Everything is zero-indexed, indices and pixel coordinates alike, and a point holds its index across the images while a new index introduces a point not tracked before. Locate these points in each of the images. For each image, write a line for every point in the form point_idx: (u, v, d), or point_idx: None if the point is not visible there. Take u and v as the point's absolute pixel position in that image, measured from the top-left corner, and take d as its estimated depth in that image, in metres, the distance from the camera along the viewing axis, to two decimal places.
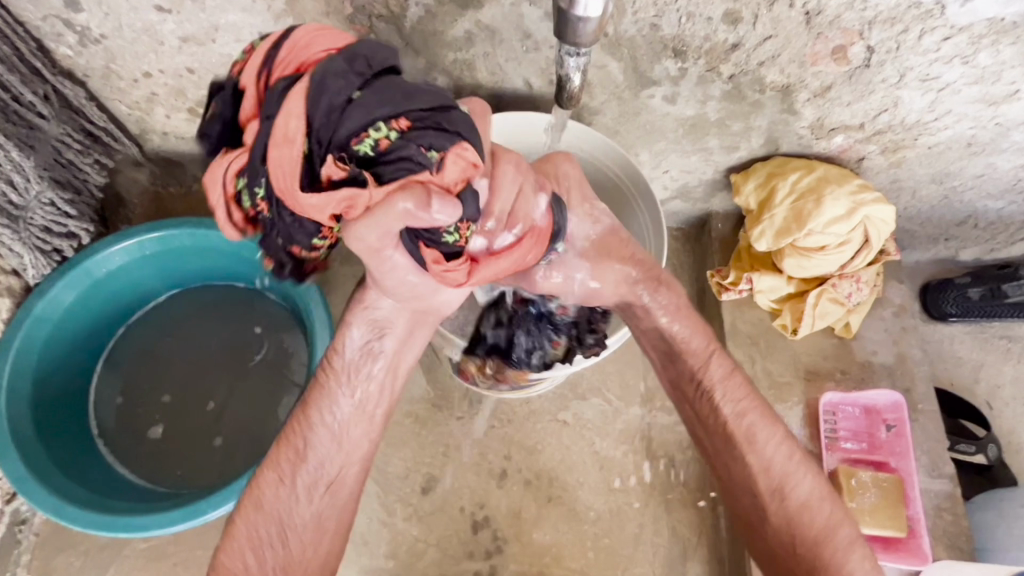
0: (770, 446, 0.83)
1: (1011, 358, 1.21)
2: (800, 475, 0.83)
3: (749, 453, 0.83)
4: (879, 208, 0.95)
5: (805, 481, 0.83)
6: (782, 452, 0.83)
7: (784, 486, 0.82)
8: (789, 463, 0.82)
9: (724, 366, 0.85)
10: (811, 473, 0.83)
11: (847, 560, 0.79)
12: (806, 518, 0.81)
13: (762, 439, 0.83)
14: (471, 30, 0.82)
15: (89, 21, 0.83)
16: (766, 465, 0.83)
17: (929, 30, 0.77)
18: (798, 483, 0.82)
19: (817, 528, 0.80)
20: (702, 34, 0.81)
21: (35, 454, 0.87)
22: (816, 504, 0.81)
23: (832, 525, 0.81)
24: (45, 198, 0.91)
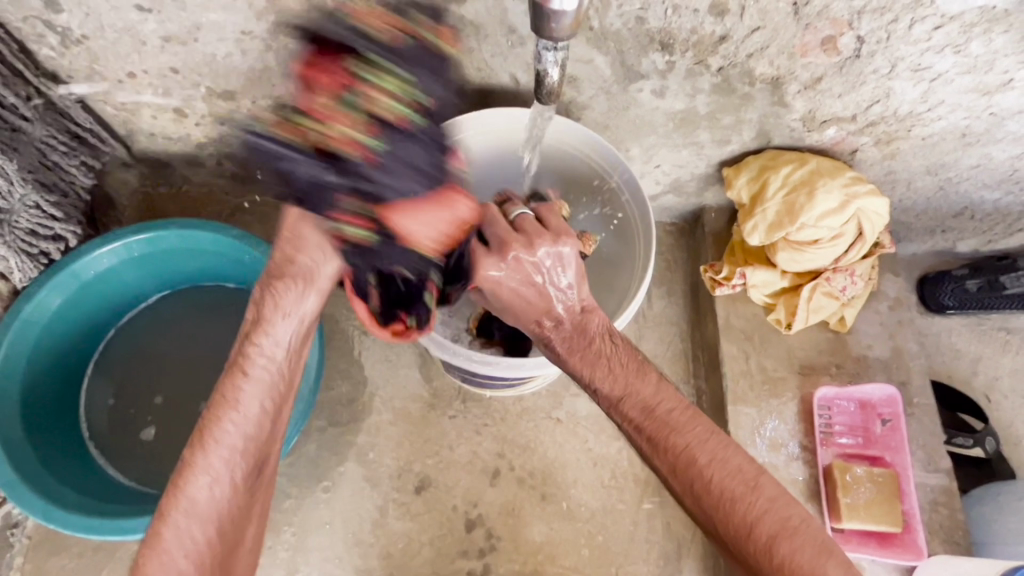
0: (679, 441, 0.72)
1: (1009, 350, 1.19)
2: (709, 466, 0.69)
3: (661, 451, 0.73)
4: (872, 201, 0.94)
5: (720, 469, 0.69)
6: (698, 438, 0.72)
7: (695, 485, 0.70)
8: (694, 460, 0.70)
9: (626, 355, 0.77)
10: (717, 461, 0.70)
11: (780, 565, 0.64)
12: (733, 509, 0.68)
13: (671, 432, 0.72)
14: (455, 26, 0.81)
15: (70, 22, 0.83)
16: (676, 464, 0.71)
17: (919, 19, 0.76)
18: (711, 472, 0.69)
19: (739, 523, 0.67)
20: (689, 27, 0.80)
21: (25, 458, 0.87)
22: (731, 498, 0.68)
23: (752, 522, 0.67)
24: (30, 200, 0.90)
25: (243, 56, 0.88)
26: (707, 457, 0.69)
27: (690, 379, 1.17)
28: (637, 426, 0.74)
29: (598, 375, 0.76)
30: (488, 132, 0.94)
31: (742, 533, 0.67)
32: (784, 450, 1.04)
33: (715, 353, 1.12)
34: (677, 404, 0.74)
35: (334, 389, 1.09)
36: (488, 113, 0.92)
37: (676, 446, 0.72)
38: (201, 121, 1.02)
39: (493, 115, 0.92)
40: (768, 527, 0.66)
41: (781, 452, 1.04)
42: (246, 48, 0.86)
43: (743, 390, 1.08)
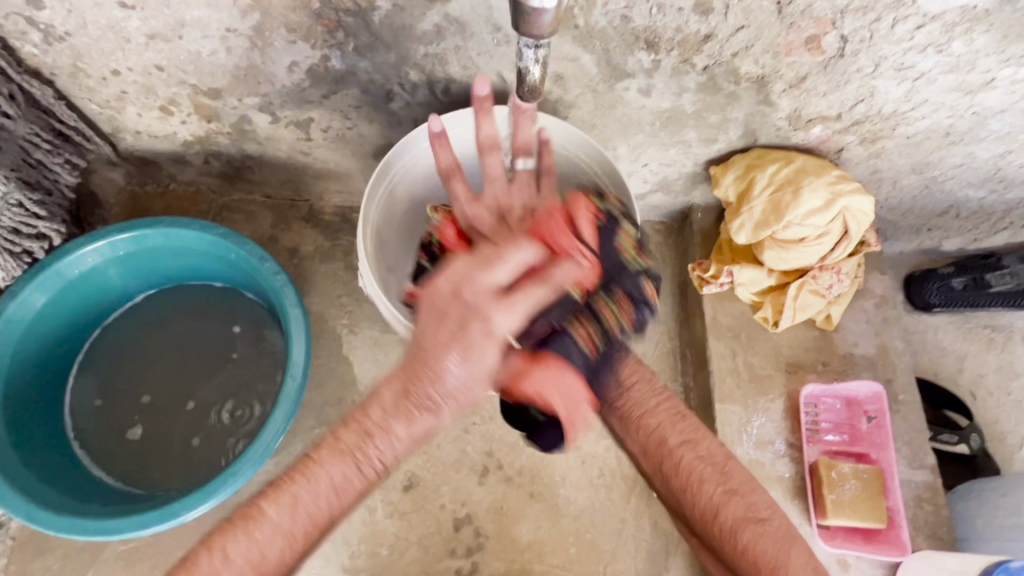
0: (653, 425, 0.82)
1: (994, 347, 1.21)
2: (678, 448, 0.79)
3: (637, 437, 0.82)
4: (857, 199, 0.95)
5: (687, 456, 0.79)
6: (670, 420, 0.81)
7: (666, 464, 0.80)
8: (667, 443, 0.80)
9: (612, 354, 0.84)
10: (687, 445, 0.79)
11: (735, 542, 0.72)
12: (698, 492, 0.77)
13: (648, 421, 0.82)
14: (441, 23, 0.81)
15: (52, 18, 0.82)
16: (650, 446, 0.81)
17: (902, 18, 0.76)
18: (682, 456, 0.79)
19: (703, 503, 0.76)
20: (674, 25, 0.80)
21: (9, 458, 0.86)
22: (697, 478, 0.77)
23: (718, 503, 0.75)
24: (12, 199, 0.90)
25: (228, 54, 0.87)
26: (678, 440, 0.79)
27: (678, 377, 1.18)
28: (613, 408, 0.85)
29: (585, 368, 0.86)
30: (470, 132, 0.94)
31: (708, 514, 0.75)
32: (771, 447, 1.05)
33: (703, 351, 1.13)
34: (656, 396, 0.84)
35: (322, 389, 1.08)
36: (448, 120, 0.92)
37: (651, 430, 0.82)
38: (187, 119, 1.01)
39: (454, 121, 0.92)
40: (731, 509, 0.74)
41: (768, 449, 1.05)
42: (231, 46, 0.86)
43: (730, 388, 1.08)
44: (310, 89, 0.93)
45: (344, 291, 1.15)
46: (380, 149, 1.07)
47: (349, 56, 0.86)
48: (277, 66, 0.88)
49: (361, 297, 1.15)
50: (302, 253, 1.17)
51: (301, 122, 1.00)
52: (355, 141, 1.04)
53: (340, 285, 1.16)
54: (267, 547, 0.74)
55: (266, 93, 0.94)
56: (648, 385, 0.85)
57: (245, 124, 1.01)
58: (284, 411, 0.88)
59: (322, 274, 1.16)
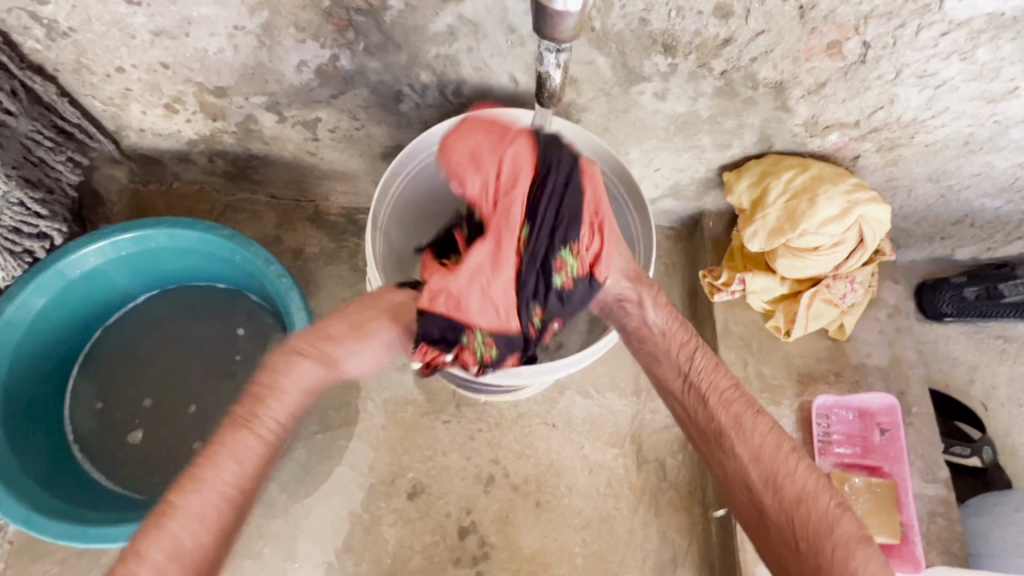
0: (761, 437, 0.77)
1: (1006, 358, 1.19)
2: (791, 459, 0.75)
3: (739, 443, 0.77)
4: (873, 208, 0.93)
5: (798, 470, 0.75)
6: (771, 439, 0.77)
7: (779, 473, 0.75)
8: (781, 450, 0.75)
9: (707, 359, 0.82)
10: (804, 460, 0.76)
11: (854, 562, 0.68)
12: (805, 510, 0.72)
13: (751, 425, 0.78)
14: (454, 24, 0.79)
15: (55, 14, 0.80)
16: (760, 451, 0.76)
17: (926, 25, 0.74)
18: (797, 471, 0.75)
19: (816, 519, 0.72)
20: (692, 29, 0.79)
21: (7, 464, 0.84)
22: (812, 491, 0.73)
23: (809, 493, 0.73)
24: (13, 197, 0.88)
25: (235, 52, 0.85)
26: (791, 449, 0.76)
27: None
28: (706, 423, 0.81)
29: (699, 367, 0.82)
30: None
31: (817, 531, 0.71)
32: None
33: (713, 359, 1.11)
34: (756, 410, 0.79)
35: (326, 392, 1.07)
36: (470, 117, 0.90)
37: (761, 438, 0.77)
38: (192, 117, 0.99)
39: None
40: (847, 528, 0.71)
41: None
42: (239, 44, 0.84)
43: None
44: (318, 89, 0.91)
45: (348, 293, 1.14)
46: (387, 151, 1.05)
47: (358, 56, 0.84)
48: (285, 65, 0.87)
49: None
50: (307, 255, 1.15)
51: (308, 122, 0.99)
52: (362, 142, 1.03)
53: (345, 288, 1.14)
54: (183, 536, 0.67)
55: (273, 93, 0.92)
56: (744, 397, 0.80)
57: (251, 123, 0.99)
58: None
59: (327, 275, 1.14)
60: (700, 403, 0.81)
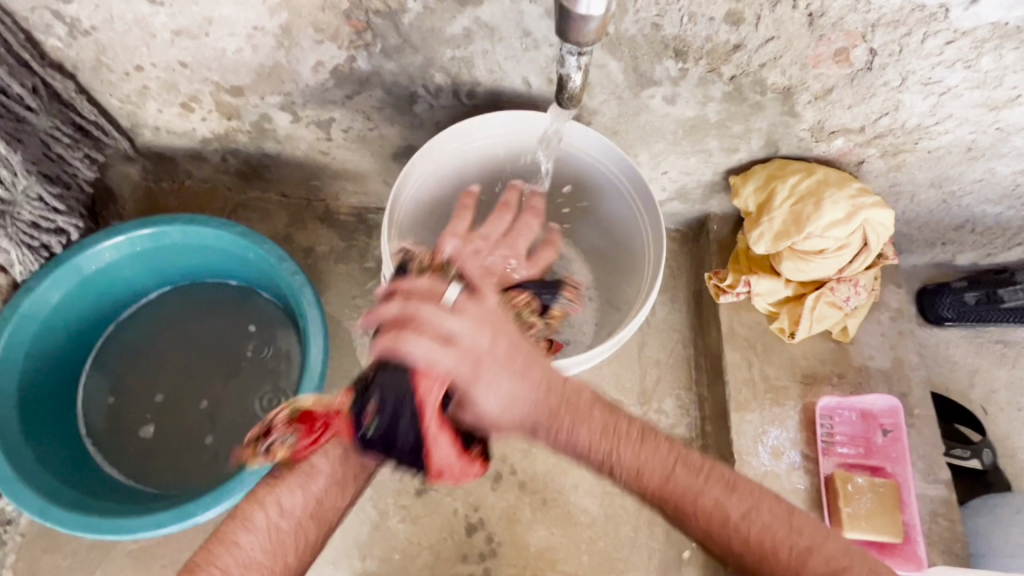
0: (681, 494, 0.75)
1: (1005, 362, 1.21)
2: (744, 518, 0.74)
3: (678, 511, 0.76)
4: (878, 212, 0.95)
5: (735, 509, 0.74)
6: (725, 501, 0.75)
7: (722, 534, 0.74)
8: (732, 521, 0.74)
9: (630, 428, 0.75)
10: (724, 503, 0.74)
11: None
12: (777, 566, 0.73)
13: (673, 483, 0.75)
14: (470, 27, 0.80)
15: (79, 13, 0.82)
16: (692, 510, 0.75)
17: (932, 33, 0.76)
18: (734, 521, 0.74)
19: (781, 562, 0.73)
20: (704, 35, 0.80)
21: (22, 455, 0.85)
22: (752, 539, 0.74)
23: (794, 557, 0.73)
24: (33, 191, 0.90)
25: (253, 52, 0.87)
26: (742, 514, 0.74)
27: (691, 386, 1.17)
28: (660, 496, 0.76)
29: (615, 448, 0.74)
30: (501, 138, 0.94)
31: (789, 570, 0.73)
32: (787, 458, 1.05)
33: (718, 360, 1.12)
34: (654, 449, 0.76)
35: (335, 390, 1.09)
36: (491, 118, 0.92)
37: (684, 494, 0.75)
38: (207, 116, 1.01)
39: (493, 120, 0.91)
40: (824, 562, 0.72)
41: (783, 460, 1.04)
42: (257, 45, 0.85)
43: (746, 398, 1.08)
44: (334, 89, 0.93)
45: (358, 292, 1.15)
46: (399, 151, 1.07)
47: (375, 57, 0.86)
48: (302, 65, 0.88)
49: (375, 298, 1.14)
50: (317, 253, 1.17)
51: (322, 122, 1.00)
52: (375, 142, 1.04)
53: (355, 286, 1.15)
54: (253, 550, 0.72)
55: (289, 93, 0.94)
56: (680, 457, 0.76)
57: (265, 123, 1.01)
58: None
59: (337, 274, 1.16)
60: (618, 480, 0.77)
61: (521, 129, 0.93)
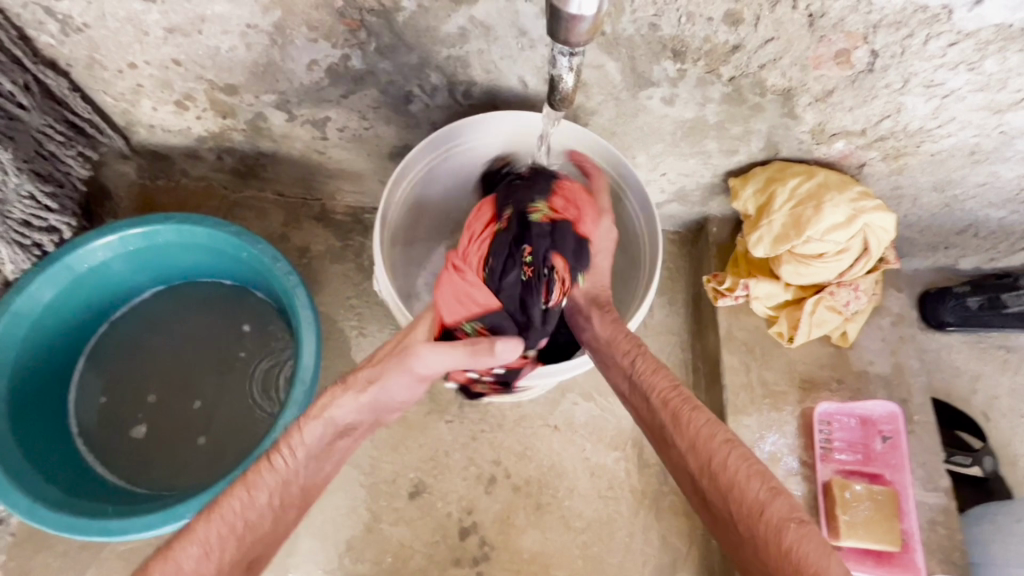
0: (689, 422, 0.72)
1: (1008, 368, 1.19)
2: (723, 445, 0.69)
3: (677, 435, 0.72)
4: (878, 216, 0.93)
5: (732, 457, 0.68)
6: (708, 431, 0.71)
7: (712, 462, 0.69)
8: (711, 438, 0.70)
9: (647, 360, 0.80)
10: (730, 444, 0.69)
11: (789, 544, 0.61)
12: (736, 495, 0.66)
13: (686, 417, 0.73)
14: (465, 26, 0.79)
15: (71, 10, 0.81)
16: (694, 437, 0.71)
17: (935, 34, 0.75)
18: (723, 459, 0.68)
19: (747, 504, 0.65)
20: (702, 35, 0.79)
21: (12, 455, 0.84)
22: (737, 477, 0.67)
23: (765, 500, 0.64)
24: (24, 190, 0.89)
25: (247, 50, 0.86)
26: (724, 437, 0.69)
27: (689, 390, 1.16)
28: (660, 400, 0.76)
29: (636, 351, 0.81)
30: (491, 138, 0.93)
31: (752, 516, 0.64)
32: (784, 464, 1.04)
33: (716, 364, 1.11)
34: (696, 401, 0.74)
35: (330, 391, 1.08)
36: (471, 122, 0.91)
37: (693, 425, 0.72)
38: (201, 114, 1.00)
39: (476, 124, 0.90)
40: (780, 511, 0.63)
41: (781, 466, 1.03)
42: (251, 42, 0.85)
43: (743, 403, 1.07)
44: (328, 88, 0.92)
45: (353, 292, 1.14)
46: (396, 151, 1.06)
47: (370, 56, 0.85)
48: (296, 64, 0.87)
49: (370, 298, 1.14)
50: (313, 253, 1.16)
51: (318, 121, 0.99)
52: (371, 141, 1.03)
53: (350, 286, 1.14)
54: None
55: (283, 91, 0.93)
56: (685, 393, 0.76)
57: (260, 121, 1.00)
58: (293, 412, 0.87)
59: (333, 274, 1.15)
60: (641, 387, 0.78)
61: (510, 129, 0.92)
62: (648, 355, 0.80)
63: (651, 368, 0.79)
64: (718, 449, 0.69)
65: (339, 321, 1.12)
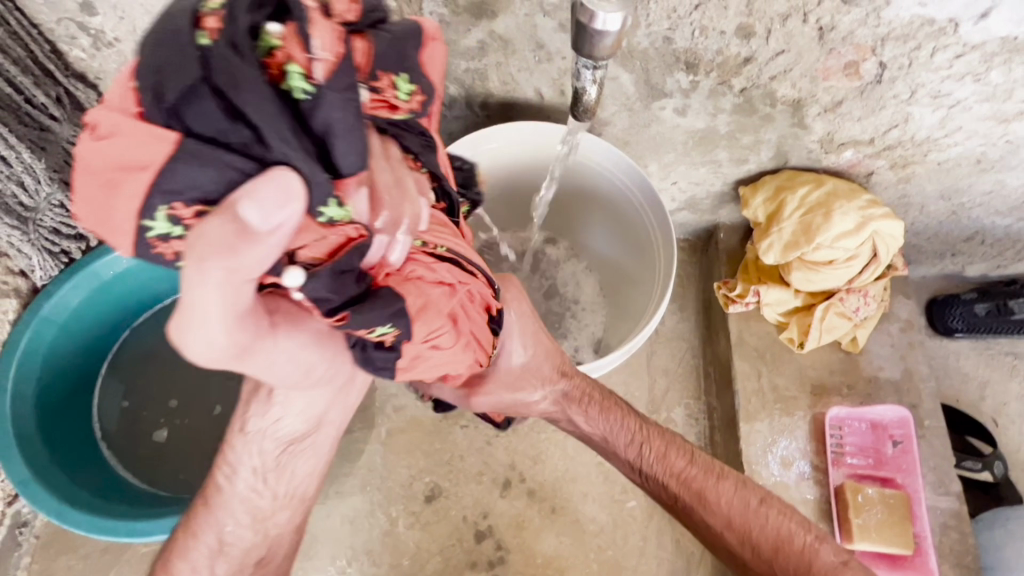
0: (716, 493, 0.80)
1: (1016, 374, 1.20)
2: (760, 507, 0.79)
3: (712, 510, 0.80)
4: (887, 223, 0.95)
5: (768, 522, 0.78)
6: (737, 499, 0.80)
7: (752, 531, 0.78)
8: (748, 507, 0.79)
9: (654, 442, 0.84)
10: (767, 510, 0.79)
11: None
12: (782, 558, 0.75)
13: (714, 490, 0.80)
14: (485, 40, 0.82)
15: (104, 25, 0.83)
16: (727, 511, 0.79)
17: (941, 47, 0.77)
18: (766, 531, 0.78)
19: (796, 565, 0.74)
20: (715, 48, 0.81)
21: (39, 457, 0.87)
22: (783, 547, 0.76)
23: (809, 558, 0.75)
24: (55, 199, 0.91)
25: None
26: (757, 502, 0.79)
27: (700, 395, 1.17)
28: (682, 480, 0.82)
29: (639, 434, 0.85)
30: (510, 148, 0.95)
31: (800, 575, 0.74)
32: (796, 468, 1.05)
33: (727, 370, 1.13)
34: (713, 468, 0.83)
35: None
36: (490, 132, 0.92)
37: (723, 496, 0.80)
38: None
39: (496, 133, 0.92)
40: (828, 559, 0.75)
41: (793, 471, 1.05)
42: None
43: (755, 408, 1.08)
44: None
45: None
46: None
47: None
48: None
49: None
50: None
51: None
52: None
53: None
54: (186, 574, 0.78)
55: None
56: (700, 462, 0.83)
57: None
58: None
59: None
60: (654, 471, 0.83)
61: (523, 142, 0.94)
62: (653, 430, 0.85)
63: (648, 432, 0.84)
64: (751, 514, 0.78)
65: None
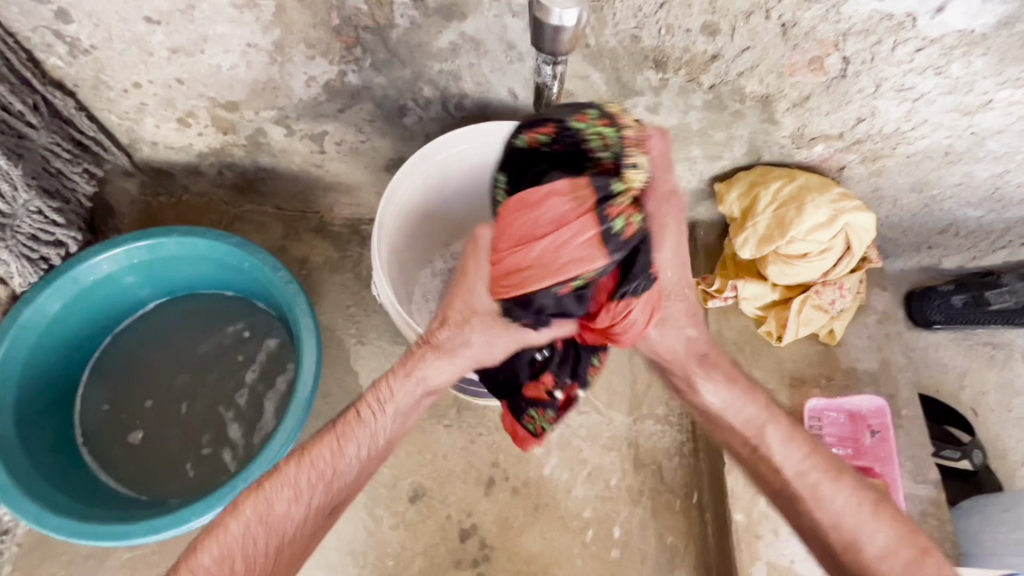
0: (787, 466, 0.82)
1: (995, 364, 1.22)
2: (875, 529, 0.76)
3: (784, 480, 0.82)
4: (859, 216, 0.97)
5: (881, 534, 0.75)
6: (852, 503, 0.78)
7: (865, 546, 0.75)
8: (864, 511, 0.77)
9: (780, 430, 0.84)
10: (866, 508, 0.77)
11: None
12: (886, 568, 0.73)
13: (828, 491, 0.79)
14: (456, 41, 0.83)
15: (79, 32, 0.84)
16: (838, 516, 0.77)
17: (901, 41, 0.79)
18: (829, 511, 0.78)
19: None
20: (682, 45, 0.83)
21: (19, 463, 0.87)
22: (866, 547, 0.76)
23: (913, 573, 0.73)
24: (32, 205, 0.92)
25: (248, 68, 0.89)
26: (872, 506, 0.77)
27: None
28: (801, 472, 0.81)
29: (766, 423, 0.84)
30: (480, 149, 0.96)
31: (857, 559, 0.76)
32: None
33: None
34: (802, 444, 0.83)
35: (329, 398, 1.11)
36: (456, 135, 0.93)
37: (803, 463, 0.82)
38: (203, 131, 1.03)
39: (466, 133, 0.93)
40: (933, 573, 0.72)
41: None
42: (252, 61, 0.88)
43: None
44: (326, 103, 0.95)
45: (352, 301, 1.17)
46: (391, 163, 1.09)
47: (365, 72, 0.89)
48: (294, 80, 0.91)
49: (369, 307, 1.16)
50: (312, 264, 1.19)
51: (315, 135, 1.03)
52: (367, 154, 1.07)
53: (349, 296, 1.17)
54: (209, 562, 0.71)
55: (282, 107, 0.96)
56: (822, 458, 0.81)
57: (260, 136, 1.03)
58: (294, 417, 0.89)
59: (331, 284, 1.18)
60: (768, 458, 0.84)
61: (482, 141, 0.95)
62: (777, 418, 0.85)
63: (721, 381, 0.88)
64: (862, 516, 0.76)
65: (339, 329, 1.15)
